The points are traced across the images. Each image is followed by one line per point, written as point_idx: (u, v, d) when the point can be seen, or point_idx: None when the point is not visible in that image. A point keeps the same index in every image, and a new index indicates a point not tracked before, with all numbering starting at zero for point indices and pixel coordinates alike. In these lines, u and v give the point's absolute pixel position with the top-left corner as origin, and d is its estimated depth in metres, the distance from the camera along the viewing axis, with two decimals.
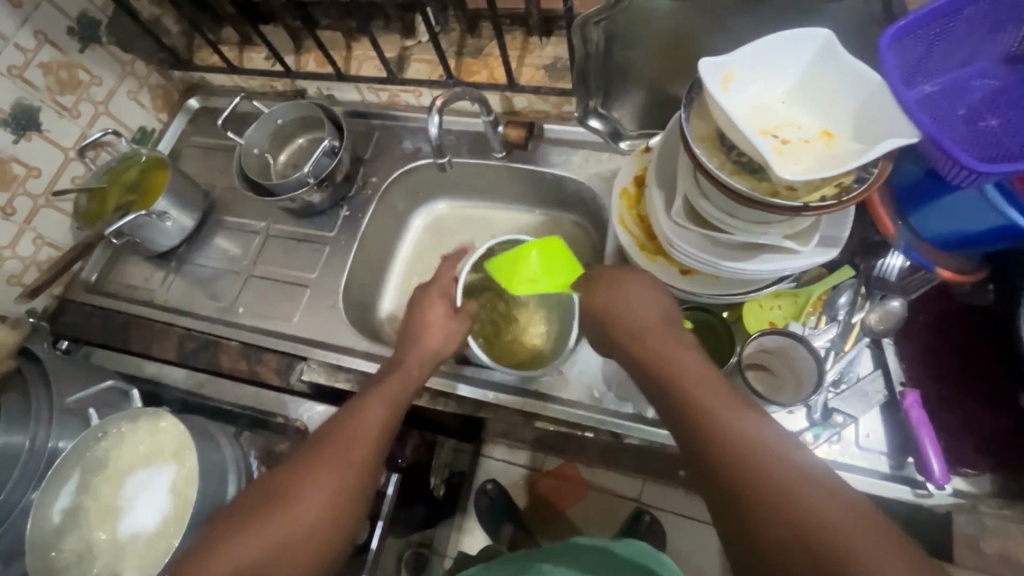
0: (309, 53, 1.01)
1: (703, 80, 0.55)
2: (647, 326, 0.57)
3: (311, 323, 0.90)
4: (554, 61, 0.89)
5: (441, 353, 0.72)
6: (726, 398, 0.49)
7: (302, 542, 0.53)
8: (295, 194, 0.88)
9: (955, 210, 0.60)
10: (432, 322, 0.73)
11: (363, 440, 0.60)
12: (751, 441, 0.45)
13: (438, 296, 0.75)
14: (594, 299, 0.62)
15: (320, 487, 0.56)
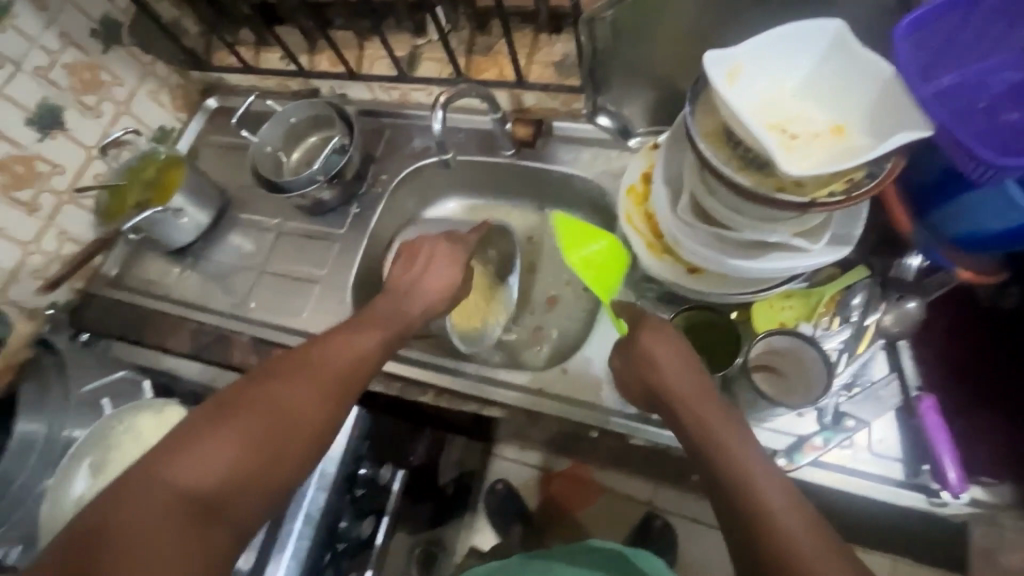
0: (322, 53, 1.03)
1: (708, 73, 0.54)
2: (687, 384, 0.57)
3: (321, 319, 0.91)
4: (563, 58, 0.88)
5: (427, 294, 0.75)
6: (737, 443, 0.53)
7: (272, 458, 0.54)
8: (306, 191, 0.89)
9: (976, 208, 0.58)
10: (425, 279, 0.77)
11: (342, 369, 0.62)
12: (778, 505, 0.48)
13: (441, 261, 0.79)
14: (651, 348, 0.60)
15: (305, 404, 0.58)
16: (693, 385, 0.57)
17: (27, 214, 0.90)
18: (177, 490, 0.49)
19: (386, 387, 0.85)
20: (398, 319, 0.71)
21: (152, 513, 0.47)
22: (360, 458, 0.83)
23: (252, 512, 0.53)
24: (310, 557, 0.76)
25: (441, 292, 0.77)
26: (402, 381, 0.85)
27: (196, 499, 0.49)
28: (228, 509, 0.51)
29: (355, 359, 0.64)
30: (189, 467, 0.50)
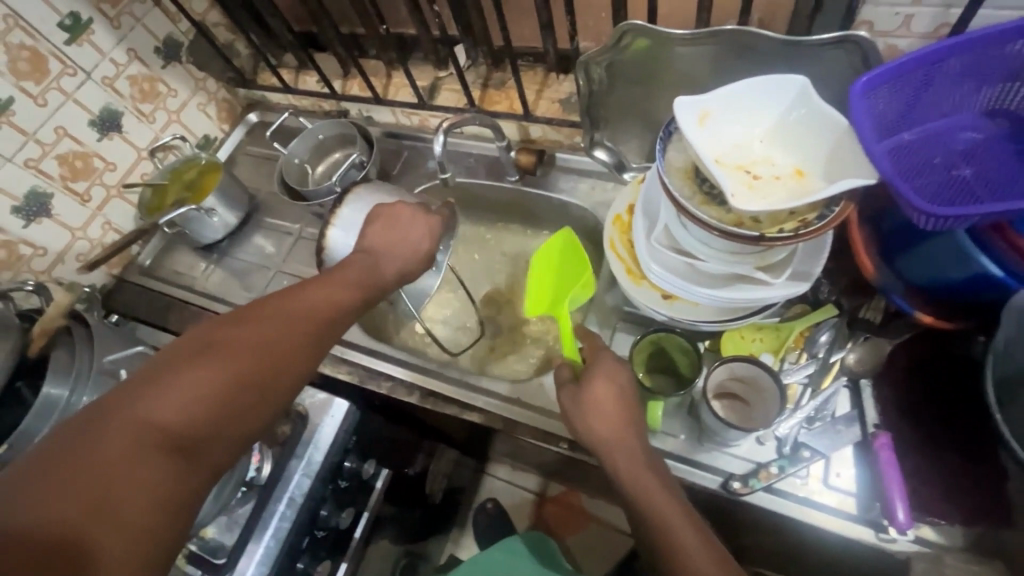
0: (354, 80, 1.13)
1: (677, 117, 0.59)
2: (612, 427, 0.62)
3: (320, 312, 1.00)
4: (569, 95, 0.95)
5: (406, 257, 0.79)
6: (650, 476, 0.59)
7: (249, 400, 0.57)
8: (324, 200, 0.98)
9: (930, 255, 0.61)
10: (403, 244, 0.79)
11: (318, 320, 0.65)
12: (685, 534, 0.54)
13: (421, 229, 0.81)
14: (596, 392, 0.64)
15: (282, 350, 0.60)
16: (620, 427, 0.62)
17: (79, 203, 1.00)
18: (148, 426, 0.50)
19: (377, 384, 0.91)
20: (372, 277, 0.74)
21: (123, 446, 0.49)
22: (347, 451, 0.88)
23: (223, 453, 0.55)
24: (291, 537, 0.81)
25: (416, 257, 0.79)
26: (392, 380, 0.90)
27: (170, 436, 0.51)
28: (203, 449, 0.53)
29: (331, 314, 0.67)
30: (161, 404, 0.52)
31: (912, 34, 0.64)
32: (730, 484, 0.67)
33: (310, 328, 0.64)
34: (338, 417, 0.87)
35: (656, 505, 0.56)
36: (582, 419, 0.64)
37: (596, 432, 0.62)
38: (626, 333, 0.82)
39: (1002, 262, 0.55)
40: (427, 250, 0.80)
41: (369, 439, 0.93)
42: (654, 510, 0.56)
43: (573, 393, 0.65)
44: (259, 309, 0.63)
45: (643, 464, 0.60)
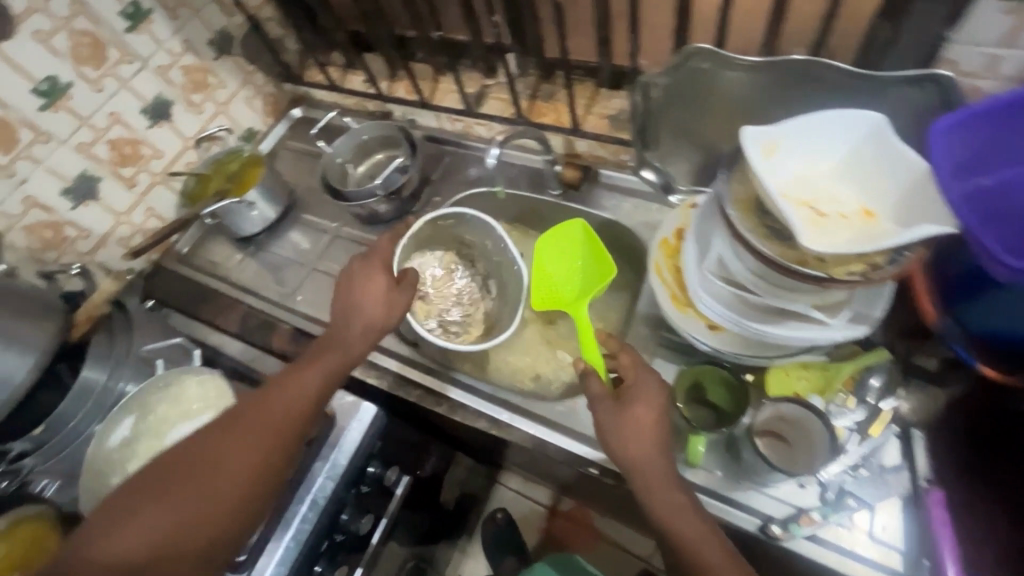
0: (400, 82, 1.13)
1: (744, 147, 0.58)
2: (645, 450, 0.62)
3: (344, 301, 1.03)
4: (619, 112, 0.94)
5: (372, 323, 0.77)
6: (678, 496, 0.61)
7: (214, 514, 0.61)
8: (366, 203, 0.98)
9: (997, 307, 0.58)
10: (362, 312, 0.77)
11: (282, 418, 0.68)
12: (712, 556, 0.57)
13: (378, 296, 0.78)
14: (638, 412, 0.63)
15: (244, 457, 0.64)
16: (652, 450, 0.62)
17: (125, 188, 1.01)
18: (114, 562, 0.55)
19: (405, 392, 0.90)
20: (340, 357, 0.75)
21: None
22: (371, 456, 0.87)
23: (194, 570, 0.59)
24: (311, 539, 0.81)
25: (377, 329, 0.77)
26: (422, 388, 0.90)
27: (133, 563, 0.56)
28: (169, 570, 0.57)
29: (295, 409, 0.69)
30: (128, 534, 0.57)
31: (999, 76, 0.61)
32: (769, 528, 0.64)
33: (275, 427, 0.67)
34: (365, 422, 0.87)
35: (686, 528, 0.59)
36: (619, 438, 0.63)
37: (630, 455, 0.62)
38: (664, 359, 0.80)
39: None
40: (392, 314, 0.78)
41: (393, 445, 0.92)
42: (682, 532, 0.59)
43: (612, 412, 0.64)
44: (228, 417, 0.68)
45: (672, 487, 0.61)
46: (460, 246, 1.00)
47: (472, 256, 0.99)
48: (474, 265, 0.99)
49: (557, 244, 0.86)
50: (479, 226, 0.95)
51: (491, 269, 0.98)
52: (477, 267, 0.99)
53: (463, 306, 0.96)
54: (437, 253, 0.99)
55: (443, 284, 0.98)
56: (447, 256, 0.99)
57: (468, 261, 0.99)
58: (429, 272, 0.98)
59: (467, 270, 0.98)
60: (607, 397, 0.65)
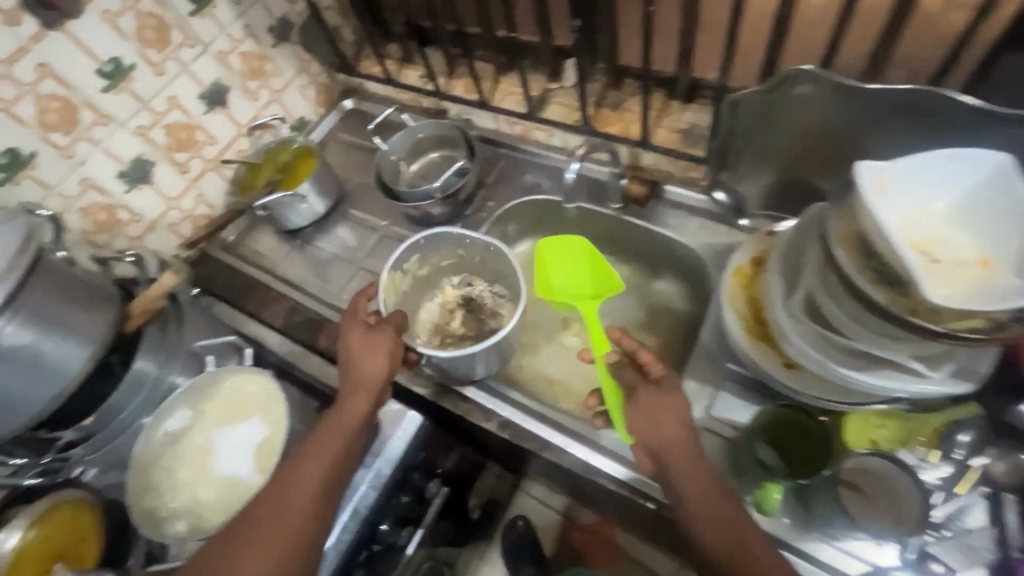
0: (459, 80, 1.10)
1: (855, 183, 0.54)
2: (671, 442, 0.62)
3: None
4: (691, 126, 0.90)
5: (373, 380, 0.75)
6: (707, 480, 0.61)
7: None
8: (421, 205, 0.95)
9: None
10: (350, 378, 0.75)
11: (303, 503, 0.66)
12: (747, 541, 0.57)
13: (364, 358, 0.76)
14: (666, 412, 0.64)
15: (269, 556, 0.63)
16: (680, 440, 0.62)
17: (178, 173, 1.00)
18: None
19: (452, 403, 0.88)
20: (348, 424, 0.72)
21: None
22: (414, 466, 0.86)
23: None
24: (348, 550, 0.79)
25: (371, 390, 0.74)
26: (470, 401, 0.87)
27: None
28: None
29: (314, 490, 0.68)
30: None
31: None
32: None
33: (295, 517, 0.65)
34: (410, 430, 0.85)
35: (720, 521, 0.59)
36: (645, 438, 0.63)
37: (656, 444, 0.63)
38: (729, 395, 0.76)
39: None
40: (385, 370, 0.75)
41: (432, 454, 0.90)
42: (717, 522, 0.58)
43: (654, 396, 0.65)
44: (245, 513, 0.66)
45: (699, 472, 0.61)
46: (449, 278, 0.99)
47: (468, 278, 0.99)
48: (471, 285, 0.98)
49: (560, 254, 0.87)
50: (445, 243, 0.94)
51: (486, 277, 0.97)
52: (475, 284, 0.98)
53: (483, 321, 0.94)
54: (438, 297, 0.98)
55: (455, 317, 0.96)
56: (445, 293, 0.98)
57: (466, 284, 0.98)
58: (439, 315, 0.97)
59: (469, 292, 0.97)
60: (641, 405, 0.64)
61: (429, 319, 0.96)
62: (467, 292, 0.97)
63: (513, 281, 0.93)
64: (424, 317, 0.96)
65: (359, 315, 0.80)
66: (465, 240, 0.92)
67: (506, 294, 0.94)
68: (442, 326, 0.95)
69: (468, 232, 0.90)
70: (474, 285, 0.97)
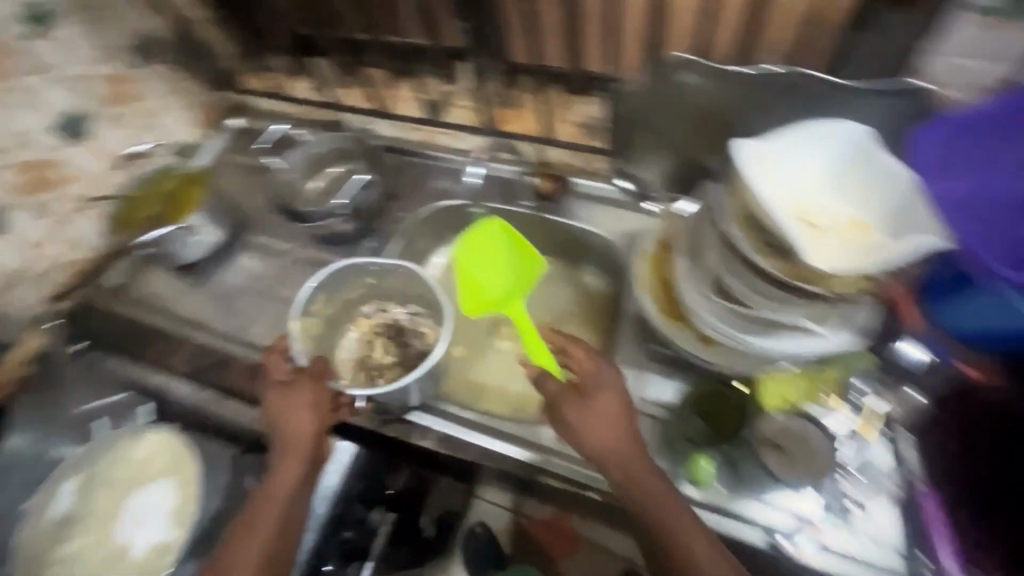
0: (352, 89, 1.06)
1: (737, 163, 0.57)
2: (611, 445, 0.62)
3: None
4: (588, 119, 0.92)
5: (302, 438, 0.71)
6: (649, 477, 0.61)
7: None
8: (327, 221, 0.92)
9: (978, 307, 0.60)
10: (277, 442, 0.71)
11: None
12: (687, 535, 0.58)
13: (288, 417, 0.72)
14: (598, 404, 0.64)
15: None
16: (618, 441, 0.62)
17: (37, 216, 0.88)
18: None
19: (386, 427, 0.83)
20: (279, 489, 0.68)
21: None
22: (352, 499, 0.87)
23: None
24: None
25: (302, 452, 0.70)
26: (402, 423, 0.83)
27: None
28: None
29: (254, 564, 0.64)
30: None
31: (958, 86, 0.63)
32: (775, 539, 0.64)
33: None
34: (343, 461, 0.87)
35: (659, 512, 0.59)
36: (585, 435, 0.63)
37: (593, 449, 0.62)
38: (656, 375, 0.77)
39: None
40: (314, 426, 0.72)
41: (379, 481, 0.91)
42: (659, 518, 0.59)
43: (579, 406, 0.64)
44: None
45: (640, 468, 0.61)
46: (360, 309, 0.90)
47: (382, 304, 0.90)
48: (386, 311, 0.90)
49: (478, 252, 0.79)
50: (348, 276, 0.86)
51: (400, 300, 0.89)
52: (390, 310, 0.89)
53: (407, 344, 0.85)
54: (353, 332, 0.89)
55: (377, 348, 0.86)
56: (361, 325, 0.89)
57: (379, 312, 0.89)
58: (359, 349, 0.87)
59: (387, 318, 0.89)
60: (575, 407, 0.64)
61: (350, 355, 0.86)
62: (384, 317, 0.89)
63: (428, 296, 0.85)
64: (343, 355, 0.86)
65: (276, 374, 0.75)
66: (368, 267, 0.85)
67: (431, 315, 0.86)
68: (365, 359, 0.85)
69: (369, 259, 0.83)
70: (390, 311, 0.89)
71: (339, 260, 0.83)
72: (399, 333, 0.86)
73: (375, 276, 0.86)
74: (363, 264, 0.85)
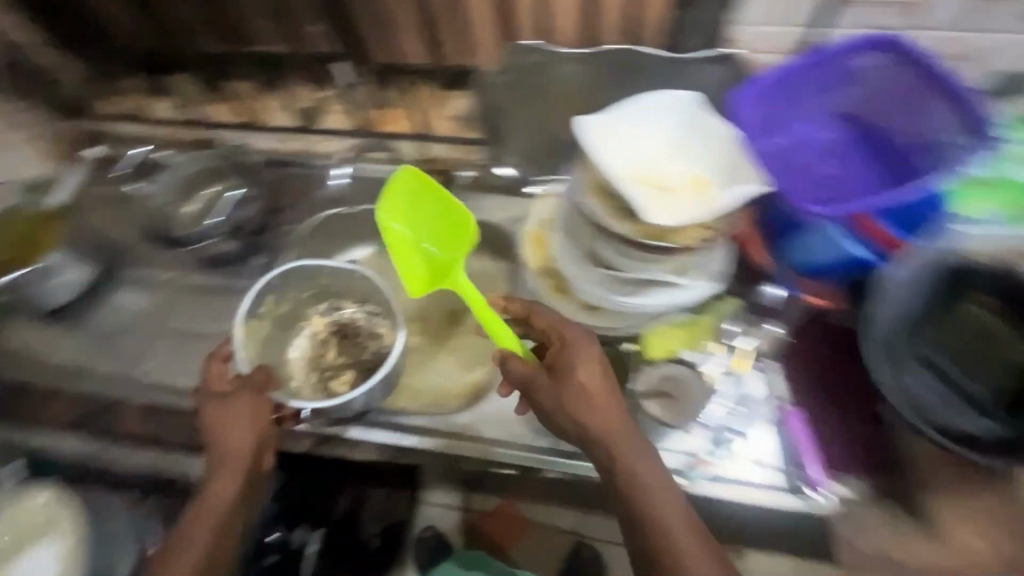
0: (220, 105, 1.02)
1: (581, 138, 0.62)
2: (588, 416, 0.57)
3: (189, 365, 0.87)
4: (464, 111, 0.93)
5: (243, 453, 0.67)
6: (631, 449, 0.57)
7: None
8: (204, 244, 0.90)
9: (813, 241, 0.68)
10: (212, 456, 0.66)
11: None
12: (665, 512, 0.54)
13: (223, 429, 0.67)
14: (580, 376, 0.59)
15: None
16: (599, 413, 0.58)
17: None
18: None
19: (295, 445, 0.79)
20: (217, 505, 0.64)
21: None
22: (273, 522, 0.90)
23: None
24: None
25: (242, 465, 0.66)
26: (312, 440, 0.79)
27: None
28: None
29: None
30: None
31: None
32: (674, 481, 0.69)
33: None
34: None
35: (638, 483, 0.55)
36: (569, 410, 0.58)
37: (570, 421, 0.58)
38: None
39: (872, 249, 0.65)
40: (252, 439, 0.67)
41: (317, 502, 0.93)
42: (637, 489, 0.55)
43: (551, 381, 0.60)
44: None
45: (619, 441, 0.57)
46: (313, 307, 0.85)
47: (337, 301, 0.85)
48: (341, 310, 0.85)
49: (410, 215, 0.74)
50: (301, 276, 0.81)
51: (356, 298, 0.85)
52: (345, 308, 0.85)
53: (363, 345, 0.82)
54: (306, 330, 0.84)
55: (332, 349, 0.82)
56: (315, 325, 0.84)
57: (335, 311, 0.85)
58: (311, 349, 0.83)
59: (343, 318, 0.84)
60: (548, 380, 0.60)
61: (301, 356, 0.82)
62: (340, 317, 0.84)
63: (383, 295, 0.82)
64: (294, 355, 0.82)
65: (212, 385, 0.70)
66: (319, 267, 0.80)
67: (380, 307, 0.83)
68: (318, 360, 0.82)
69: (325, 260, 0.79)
70: (347, 308, 0.85)
71: (294, 262, 0.78)
72: (351, 332, 0.83)
73: (325, 274, 0.82)
74: (315, 266, 0.80)
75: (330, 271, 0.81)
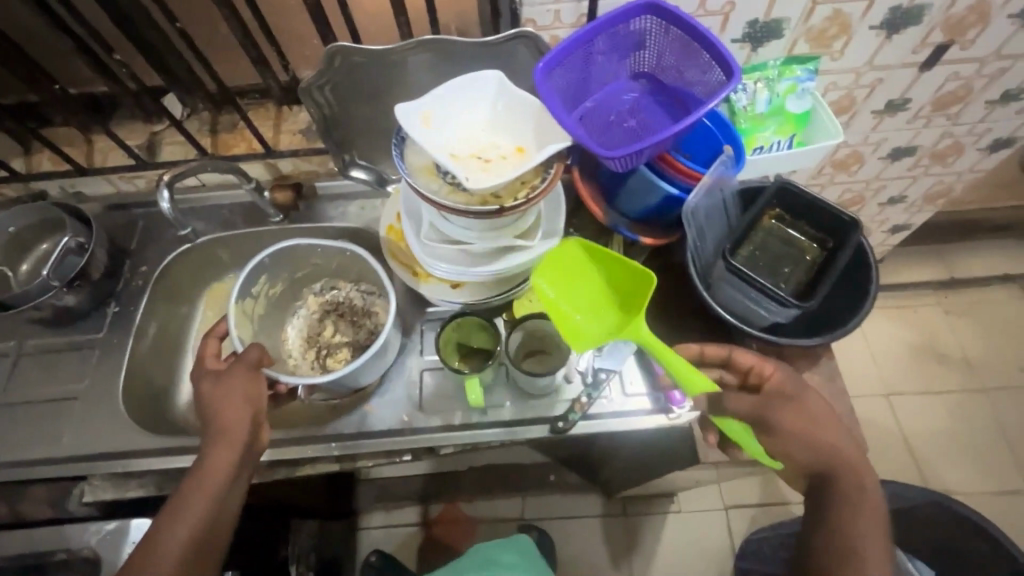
0: (41, 154, 0.95)
1: (402, 123, 0.65)
2: (822, 443, 0.64)
3: (47, 433, 0.80)
4: (307, 125, 0.95)
5: (240, 431, 0.65)
6: (861, 476, 0.63)
7: None
8: (40, 301, 0.79)
9: (634, 188, 0.75)
10: (211, 429, 0.65)
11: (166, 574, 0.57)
12: (863, 539, 0.60)
13: (221, 403, 0.66)
14: (807, 405, 0.66)
15: None
16: (836, 441, 0.64)
17: None
18: None
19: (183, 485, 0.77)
20: (219, 478, 0.62)
21: None
22: None
23: None
24: None
25: (236, 441, 0.64)
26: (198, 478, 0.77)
27: None
28: None
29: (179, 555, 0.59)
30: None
31: (564, 24, 0.77)
32: (556, 425, 0.75)
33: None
34: None
35: (858, 503, 0.62)
36: (803, 433, 0.64)
37: (802, 444, 0.64)
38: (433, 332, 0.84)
39: (678, 184, 0.72)
40: (247, 416, 0.66)
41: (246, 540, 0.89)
42: (854, 511, 0.61)
43: (778, 409, 0.65)
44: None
45: (850, 470, 0.63)
46: (310, 287, 0.94)
47: (330, 281, 0.94)
48: (336, 289, 0.94)
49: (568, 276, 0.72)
50: (294, 259, 0.87)
51: (351, 278, 0.93)
52: (340, 287, 0.94)
53: (359, 324, 0.91)
54: (302, 311, 0.93)
55: (330, 327, 0.91)
56: (312, 304, 0.93)
57: (330, 290, 0.94)
58: (308, 327, 0.92)
59: (339, 296, 0.93)
60: (773, 408, 0.66)
61: (299, 335, 0.92)
62: (341, 297, 0.93)
63: (374, 276, 0.90)
64: (293, 333, 0.92)
65: (208, 363, 0.72)
66: (310, 250, 0.86)
67: (355, 282, 0.93)
68: (314, 337, 0.91)
69: (314, 243, 0.84)
70: (339, 287, 0.94)
71: (292, 241, 0.83)
72: (337, 311, 0.92)
73: (313, 260, 0.89)
74: (307, 248, 0.85)
75: (322, 255, 0.88)
